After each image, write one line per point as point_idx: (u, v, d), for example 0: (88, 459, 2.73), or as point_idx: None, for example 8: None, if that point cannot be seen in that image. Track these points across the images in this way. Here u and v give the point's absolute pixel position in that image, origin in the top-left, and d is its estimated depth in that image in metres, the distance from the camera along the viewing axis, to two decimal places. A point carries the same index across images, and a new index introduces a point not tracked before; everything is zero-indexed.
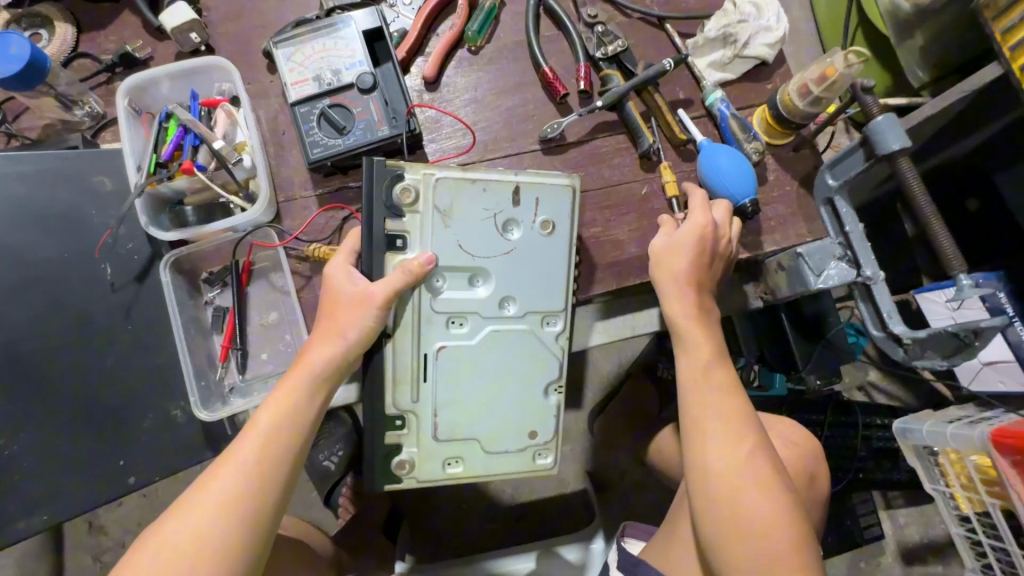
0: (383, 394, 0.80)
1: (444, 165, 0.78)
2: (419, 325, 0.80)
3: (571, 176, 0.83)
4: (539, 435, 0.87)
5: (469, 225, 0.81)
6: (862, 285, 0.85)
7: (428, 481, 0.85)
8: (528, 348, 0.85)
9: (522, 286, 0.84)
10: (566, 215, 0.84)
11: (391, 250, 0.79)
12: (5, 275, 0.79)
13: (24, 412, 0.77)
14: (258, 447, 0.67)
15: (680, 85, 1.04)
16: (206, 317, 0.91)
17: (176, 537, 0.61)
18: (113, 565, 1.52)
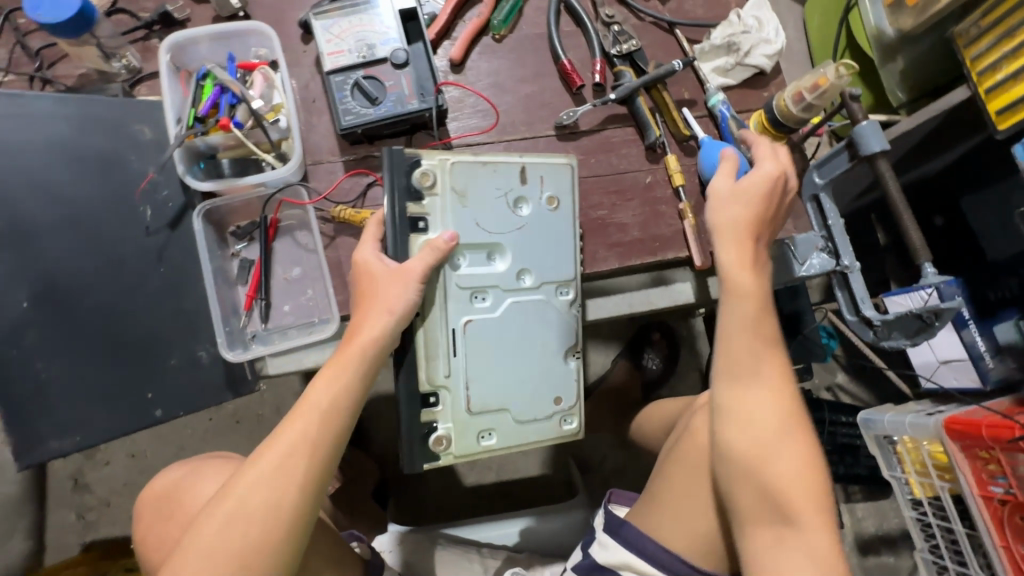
0: (418, 370, 0.87)
1: (458, 151, 0.84)
2: (446, 300, 0.86)
3: (568, 156, 0.91)
4: (564, 401, 0.95)
5: (485, 204, 0.87)
6: (840, 274, 0.95)
7: (464, 455, 0.91)
8: (545, 318, 0.92)
9: (536, 258, 0.91)
10: (571, 192, 0.91)
11: (414, 231, 0.84)
12: (48, 211, 0.84)
13: (62, 341, 0.82)
14: (316, 422, 0.71)
15: (685, 87, 1.13)
16: (231, 269, 0.96)
17: (248, 503, 0.66)
18: (97, 523, 1.52)
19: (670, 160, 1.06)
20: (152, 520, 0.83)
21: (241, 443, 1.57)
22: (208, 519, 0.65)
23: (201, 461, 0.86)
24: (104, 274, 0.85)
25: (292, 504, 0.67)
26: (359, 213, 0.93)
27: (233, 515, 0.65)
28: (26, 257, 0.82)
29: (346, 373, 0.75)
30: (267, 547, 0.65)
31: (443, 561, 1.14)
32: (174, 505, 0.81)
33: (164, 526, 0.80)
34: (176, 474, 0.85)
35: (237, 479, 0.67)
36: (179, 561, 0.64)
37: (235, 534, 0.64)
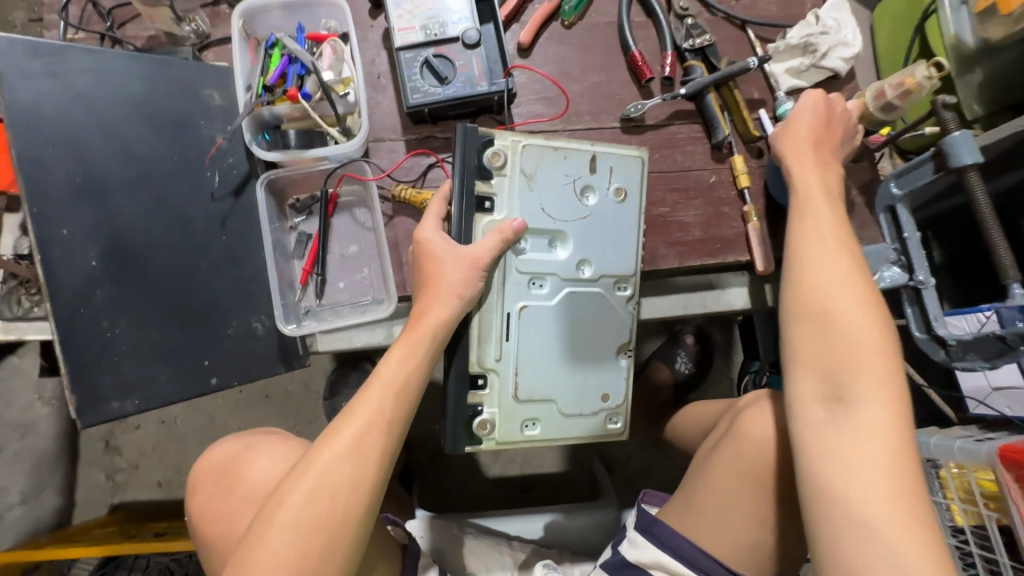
0: (470, 351, 0.84)
1: (531, 133, 0.83)
2: (505, 284, 0.84)
3: (641, 148, 0.89)
4: (611, 399, 0.92)
5: (551, 190, 0.86)
6: (912, 290, 0.92)
7: (506, 442, 0.89)
8: (601, 310, 0.90)
9: (596, 249, 0.89)
10: (637, 185, 0.90)
11: (479, 211, 0.82)
12: (118, 170, 0.84)
13: (127, 300, 0.83)
14: (392, 398, 0.71)
15: (756, 86, 1.10)
16: (289, 242, 0.95)
17: (331, 478, 0.64)
18: (125, 485, 1.53)
19: (737, 160, 1.03)
20: (209, 495, 0.79)
21: (270, 417, 1.56)
22: (290, 494, 0.64)
23: (254, 436, 0.83)
24: (170, 236, 0.86)
25: (375, 477, 0.66)
26: (421, 193, 0.91)
27: (316, 490, 0.63)
28: (106, 212, 0.83)
29: (416, 351, 0.74)
30: (351, 521, 0.64)
31: (472, 550, 1.11)
32: (231, 482, 0.78)
33: (225, 500, 0.77)
34: (233, 447, 0.83)
35: (316, 456, 0.66)
36: (262, 538, 0.62)
37: (320, 509, 0.63)
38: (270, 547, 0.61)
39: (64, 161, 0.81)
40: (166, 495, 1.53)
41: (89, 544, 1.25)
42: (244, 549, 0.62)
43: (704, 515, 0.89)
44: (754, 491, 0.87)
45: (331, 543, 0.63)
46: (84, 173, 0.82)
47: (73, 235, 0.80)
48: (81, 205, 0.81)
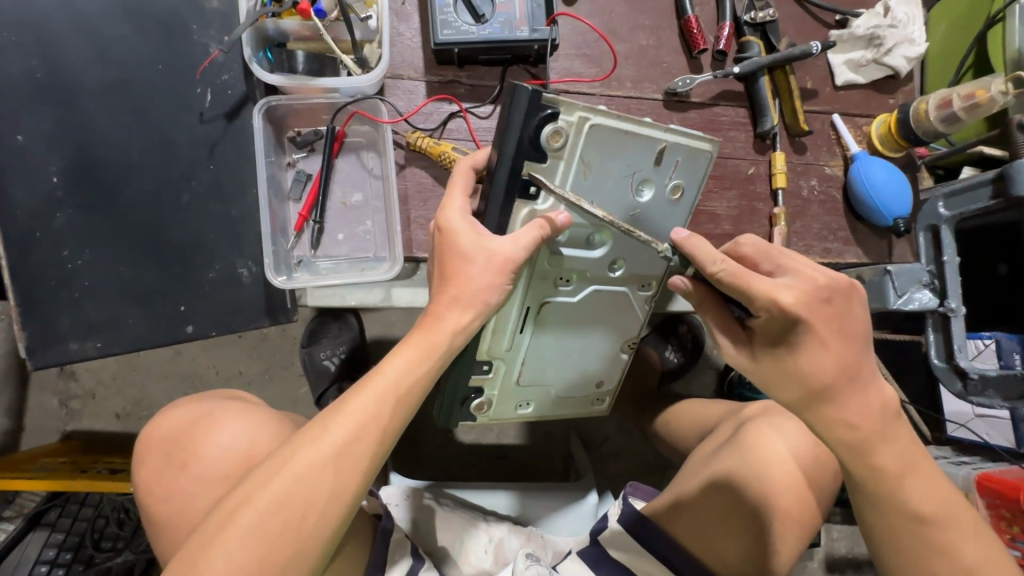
0: (481, 341, 0.75)
1: (606, 111, 0.65)
2: (532, 277, 0.74)
3: (715, 141, 0.73)
4: (604, 384, 0.90)
5: (607, 182, 0.70)
6: (939, 316, 0.90)
7: (498, 418, 0.87)
8: (617, 311, 0.82)
9: (634, 251, 0.76)
10: (697, 182, 0.75)
11: (521, 197, 0.68)
12: (95, 72, 0.73)
13: (100, 227, 0.73)
14: (391, 403, 0.62)
15: (811, 75, 1.01)
16: (285, 180, 0.84)
17: (305, 485, 0.57)
18: (79, 414, 1.43)
19: (777, 156, 0.96)
20: (159, 468, 0.70)
21: (242, 358, 1.47)
22: (259, 492, 0.56)
23: (215, 403, 0.75)
24: (150, 158, 0.75)
25: (356, 488, 0.59)
26: (439, 146, 0.82)
27: (290, 493, 0.56)
28: (67, 117, 0.72)
29: (425, 351, 0.65)
30: (321, 533, 0.57)
31: (444, 522, 1.07)
32: (187, 454, 0.69)
33: (176, 477, 0.69)
34: (189, 415, 0.74)
35: (296, 453, 0.58)
36: (218, 536, 0.54)
37: (292, 516, 0.56)
38: (226, 549, 0.54)
39: (23, 52, 0.71)
40: (123, 429, 1.44)
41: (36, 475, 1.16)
42: (196, 542, 0.55)
43: (703, 525, 0.87)
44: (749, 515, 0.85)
45: (297, 555, 0.56)
46: (45, 69, 0.71)
47: (28, 141, 0.71)
48: (43, 106, 0.71)
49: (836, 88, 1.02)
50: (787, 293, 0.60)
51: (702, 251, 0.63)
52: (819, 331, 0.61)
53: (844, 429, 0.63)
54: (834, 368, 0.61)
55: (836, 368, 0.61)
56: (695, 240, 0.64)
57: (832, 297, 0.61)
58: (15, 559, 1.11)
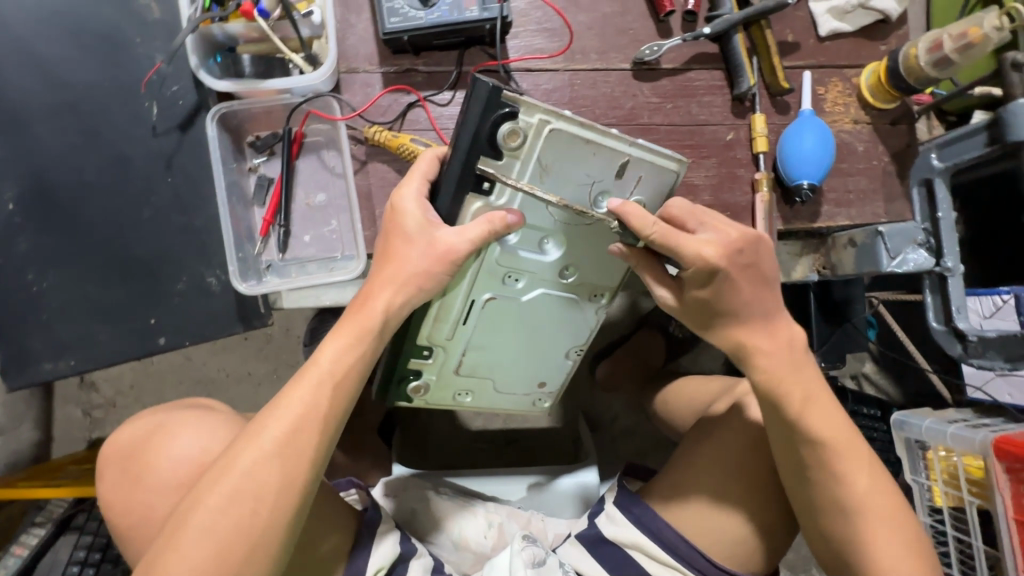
0: (423, 324, 0.75)
1: (567, 114, 0.62)
2: (479, 272, 0.72)
3: (684, 161, 0.67)
4: (547, 385, 0.89)
5: (563, 190, 0.67)
6: (937, 276, 0.86)
7: (435, 404, 0.88)
8: (568, 315, 0.80)
9: (588, 259, 0.75)
10: (660, 202, 0.71)
11: (474, 190, 0.66)
12: (44, 94, 0.75)
13: (66, 245, 0.76)
14: (328, 390, 0.63)
15: (792, 28, 0.95)
16: (248, 185, 0.84)
17: (250, 482, 0.59)
18: (101, 423, 1.47)
19: (758, 118, 0.91)
20: (117, 481, 0.75)
21: (249, 359, 1.47)
22: (208, 495, 0.58)
23: (170, 415, 0.79)
24: (106, 176, 0.77)
25: (306, 477, 0.60)
26: (397, 137, 0.80)
27: (237, 492, 0.58)
28: (19, 142, 0.74)
29: (357, 337, 0.65)
30: (277, 526, 0.59)
31: (444, 511, 1.05)
32: (144, 466, 0.74)
33: (135, 489, 0.73)
34: (141, 429, 0.78)
35: (238, 451, 0.60)
36: (174, 539, 0.57)
37: (242, 513, 0.58)
38: (182, 551, 0.56)
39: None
40: None
41: (61, 483, 1.20)
42: (153, 553, 0.57)
43: (675, 494, 0.88)
44: (717, 499, 0.84)
45: (256, 548, 0.58)
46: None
47: None
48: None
49: (820, 40, 0.95)
50: (708, 251, 0.65)
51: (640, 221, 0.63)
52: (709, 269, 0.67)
53: (757, 354, 0.71)
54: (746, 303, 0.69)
55: (754, 307, 0.69)
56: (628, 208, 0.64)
57: (744, 248, 0.66)
58: (49, 562, 1.16)
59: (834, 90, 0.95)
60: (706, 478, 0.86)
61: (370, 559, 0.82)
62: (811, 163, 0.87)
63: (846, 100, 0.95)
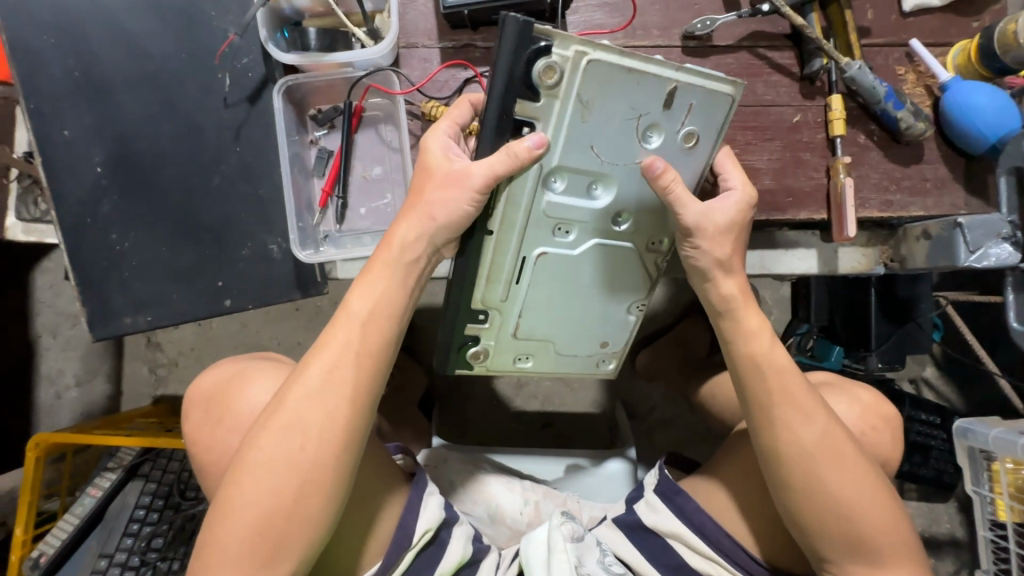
0: (476, 283, 0.76)
1: (605, 44, 0.60)
2: (527, 223, 0.72)
3: (738, 83, 0.66)
4: (610, 345, 0.88)
5: (609, 127, 0.66)
6: (1022, 272, 0.80)
7: (496, 370, 0.88)
8: (626, 263, 0.79)
9: (641, 202, 0.73)
10: (714, 129, 0.69)
11: (515, 136, 0.66)
12: (125, 63, 0.79)
13: (144, 208, 0.80)
14: (364, 330, 0.65)
15: (872, 3, 0.89)
16: (309, 158, 0.87)
17: (298, 418, 0.62)
18: (165, 382, 1.56)
19: (834, 97, 0.86)
20: (200, 421, 0.80)
21: (300, 329, 1.53)
22: (260, 433, 0.62)
23: (245, 363, 0.83)
24: (181, 144, 0.81)
25: (349, 411, 0.63)
26: None
27: (288, 426, 0.61)
28: (103, 109, 0.79)
29: (393, 281, 0.67)
30: (327, 460, 0.62)
31: (481, 486, 1.08)
32: (222, 409, 0.78)
33: (213, 433, 0.78)
34: (223, 374, 0.82)
35: (287, 391, 0.63)
36: (236, 474, 0.61)
37: (293, 447, 0.61)
38: (245, 482, 0.61)
39: (59, 53, 0.77)
40: None
41: (131, 433, 1.30)
42: (221, 487, 0.62)
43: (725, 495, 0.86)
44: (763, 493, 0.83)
45: (310, 479, 0.61)
46: (80, 67, 0.77)
47: (72, 136, 0.78)
48: (80, 102, 0.78)
49: (903, 15, 0.89)
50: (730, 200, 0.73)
51: (663, 183, 0.67)
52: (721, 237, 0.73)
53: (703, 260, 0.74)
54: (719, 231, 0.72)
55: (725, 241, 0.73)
56: (669, 171, 0.67)
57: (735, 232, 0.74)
58: (119, 504, 1.26)
59: (915, 71, 0.89)
60: (752, 469, 0.85)
61: (419, 520, 0.83)
62: (1000, 111, 0.82)
63: (928, 82, 0.89)
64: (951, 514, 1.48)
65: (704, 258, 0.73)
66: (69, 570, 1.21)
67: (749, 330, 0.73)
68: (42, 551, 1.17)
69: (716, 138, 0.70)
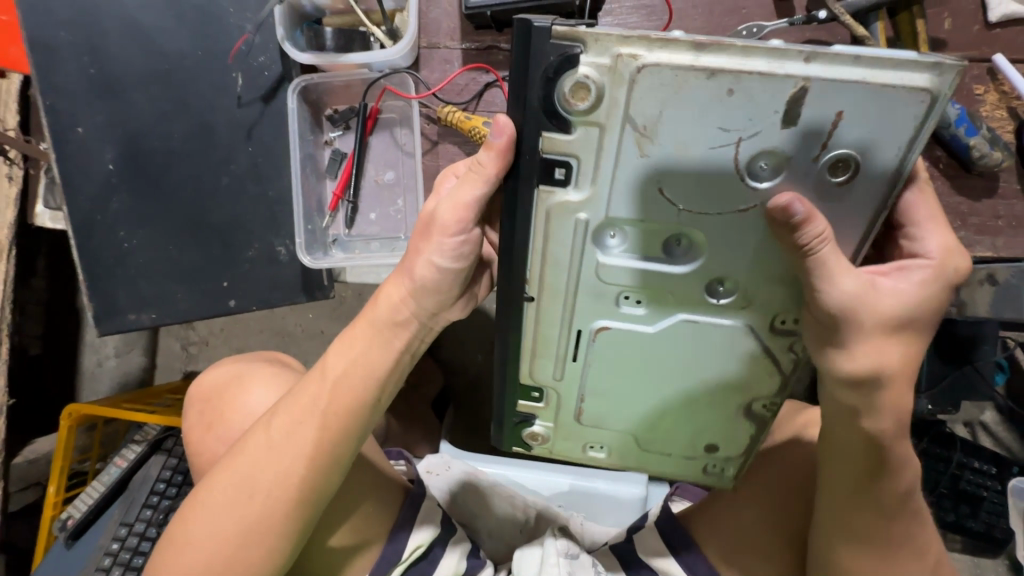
0: (520, 361, 0.66)
1: (664, 42, 0.43)
2: (577, 294, 0.59)
3: (942, 74, 0.42)
4: (719, 449, 0.71)
5: (691, 157, 0.48)
6: None
7: (563, 452, 0.78)
8: (722, 355, 0.62)
9: (745, 271, 0.55)
10: (893, 147, 0.46)
11: (545, 181, 0.52)
12: (143, 61, 0.79)
13: (160, 205, 0.81)
14: (331, 393, 0.66)
15: (951, 11, 0.78)
16: (323, 159, 0.86)
17: (254, 471, 0.65)
18: (194, 361, 1.63)
19: None
20: (196, 416, 0.84)
21: (321, 320, 1.55)
22: (222, 473, 0.67)
23: (246, 364, 0.85)
24: (196, 144, 0.81)
25: (300, 476, 0.65)
26: (470, 120, 0.76)
27: (242, 478, 0.65)
28: (123, 105, 0.79)
29: (371, 345, 0.66)
30: (272, 517, 0.65)
31: (490, 497, 1.06)
32: (216, 411, 0.81)
33: (203, 434, 0.81)
34: (223, 374, 0.84)
35: (252, 438, 0.67)
36: (194, 506, 0.67)
37: (243, 498, 0.65)
38: (199, 521, 0.66)
39: (77, 51, 0.78)
40: None
41: (156, 410, 1.35)
42: (181, 513, 0.68)
43: (718, 535, 0.78)
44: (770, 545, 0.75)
45: (253, 532, 0.65)
46: (96, 64, 0.78)
47: (86, 133, 0.79)
48: (102, 99, 0.79)
49: (987, 26, 0.78)
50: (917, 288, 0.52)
51: (805, 237, 0.48)
52: (879, 330, 0.51)
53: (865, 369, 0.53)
54: (893, 323, 0.51)
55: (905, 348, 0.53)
56: (817, 216, 0.47)
57: (915, 322, 0.52)
58: (141, 477, 1.32)
59: (996, 91, 0.78)
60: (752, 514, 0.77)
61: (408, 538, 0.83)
62: None
63: (1012, 103, 0.78)
64: (999, 574, 1.35)
65: (856, 368, 0.53)
66: (92, 534, 1.28)
67: (842, 429, 0.58)
68: (70, 514, 1.25)
69: (900, 160, 0.47)
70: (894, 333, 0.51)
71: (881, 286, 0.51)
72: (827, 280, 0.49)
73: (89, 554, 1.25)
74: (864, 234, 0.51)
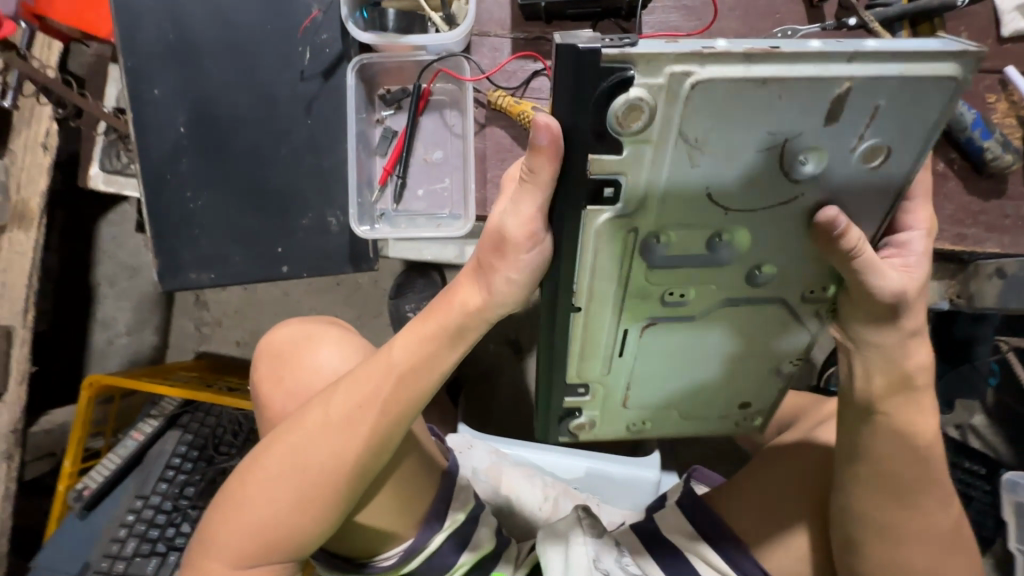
0: (566, 366, 0.68)
1: (718, 59, 0.44)
2: (625, 298, 0.62)
3: (965, 62, 0.45)
4: (751, 406, 0.77)
5: (735, 158, 0.51)
6: None
7: (607, 436, 0.80)
8: (760, 321, 0.67)
9: (781, 249, 0.59)
10: (921, 132, 0.50)
11: (595, 201, 0.52)
12: (214, 32, 0.82)
13: (220, 172, 0.84)
14: (393, 383, 0.65)
15: (967, 25, 0.85)
16: (374, 136, 0.90)
17: (312, 446, 0.66)
18: (209, 340, 1.63)
19: None
20: (266, 370, 0.86)
21: (339, 303, 1.57)
22: (283, 440, 0.68)
23: (315, 325, 0.87)
24: (258, 114, 0.84)
25: (358, 456, 0.66)
26: (520, 105, 0.80)
27: (301, 449, 0.67)
28: (192, 72, 0.82)
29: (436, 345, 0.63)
30: (327, 491, 0.67)
31: (513, 492, 1.08)
32: (289, 368, 0.83)
33: (274, 389, 0.83)
34: (293, 334, 0.86)
35: (311, 413, 0.68)
36: (252, 467, 0.68)
37: (299, 469, 0.66)
38: (257, 480, 0.68)
39: (156, 16, 0.81)
40: (240, 355, 1.64)
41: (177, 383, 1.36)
42: (240, 472, 0.70)
43: (747, 508, 0.81)
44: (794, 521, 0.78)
45: (308, 500, 0.67)
46: (175, 30, 0.82)
47: (162, 95, 0.83)
48: (172, 64, 0.82)
49: (1000, 41, 0.84)
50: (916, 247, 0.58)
51: (849, 244, 0.52)
52: (915, 303, 0.57)
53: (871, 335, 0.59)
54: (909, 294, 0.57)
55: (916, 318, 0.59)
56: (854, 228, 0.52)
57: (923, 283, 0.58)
58: (157, 451, 1.32)
59: (1006, 100, 0.84)
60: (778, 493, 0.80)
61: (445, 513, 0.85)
62: None
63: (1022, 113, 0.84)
64: None
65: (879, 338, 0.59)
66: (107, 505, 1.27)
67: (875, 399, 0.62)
68: (87, 485, 1.25)
69: (925, 139, 0.50)
70: (910, 311, 0.57)
71: (893, 270, 0.56)
72: (872, 275, 0.54)
73: (104, 525, 1.26)
74: (883, 216, 0.56)
